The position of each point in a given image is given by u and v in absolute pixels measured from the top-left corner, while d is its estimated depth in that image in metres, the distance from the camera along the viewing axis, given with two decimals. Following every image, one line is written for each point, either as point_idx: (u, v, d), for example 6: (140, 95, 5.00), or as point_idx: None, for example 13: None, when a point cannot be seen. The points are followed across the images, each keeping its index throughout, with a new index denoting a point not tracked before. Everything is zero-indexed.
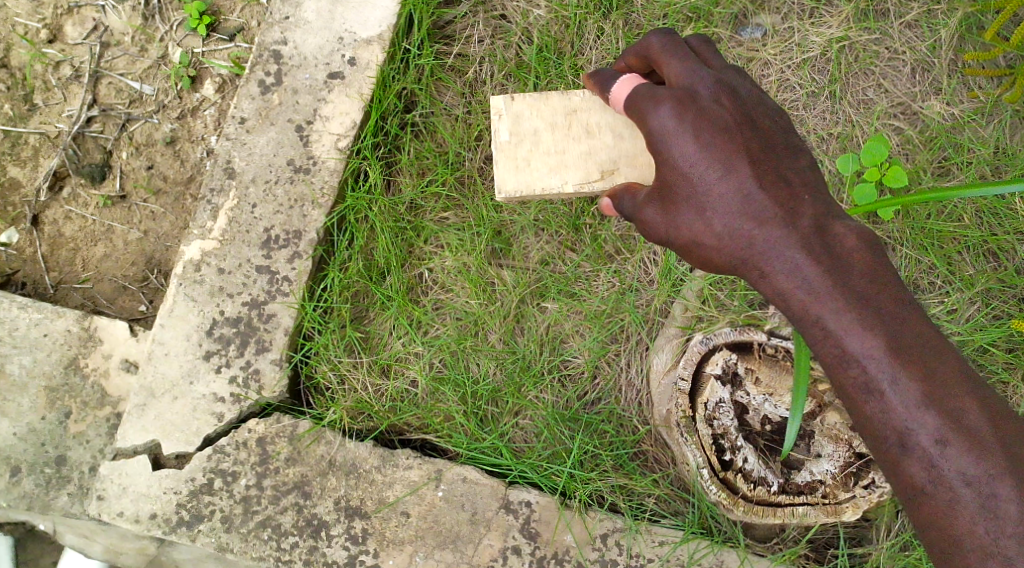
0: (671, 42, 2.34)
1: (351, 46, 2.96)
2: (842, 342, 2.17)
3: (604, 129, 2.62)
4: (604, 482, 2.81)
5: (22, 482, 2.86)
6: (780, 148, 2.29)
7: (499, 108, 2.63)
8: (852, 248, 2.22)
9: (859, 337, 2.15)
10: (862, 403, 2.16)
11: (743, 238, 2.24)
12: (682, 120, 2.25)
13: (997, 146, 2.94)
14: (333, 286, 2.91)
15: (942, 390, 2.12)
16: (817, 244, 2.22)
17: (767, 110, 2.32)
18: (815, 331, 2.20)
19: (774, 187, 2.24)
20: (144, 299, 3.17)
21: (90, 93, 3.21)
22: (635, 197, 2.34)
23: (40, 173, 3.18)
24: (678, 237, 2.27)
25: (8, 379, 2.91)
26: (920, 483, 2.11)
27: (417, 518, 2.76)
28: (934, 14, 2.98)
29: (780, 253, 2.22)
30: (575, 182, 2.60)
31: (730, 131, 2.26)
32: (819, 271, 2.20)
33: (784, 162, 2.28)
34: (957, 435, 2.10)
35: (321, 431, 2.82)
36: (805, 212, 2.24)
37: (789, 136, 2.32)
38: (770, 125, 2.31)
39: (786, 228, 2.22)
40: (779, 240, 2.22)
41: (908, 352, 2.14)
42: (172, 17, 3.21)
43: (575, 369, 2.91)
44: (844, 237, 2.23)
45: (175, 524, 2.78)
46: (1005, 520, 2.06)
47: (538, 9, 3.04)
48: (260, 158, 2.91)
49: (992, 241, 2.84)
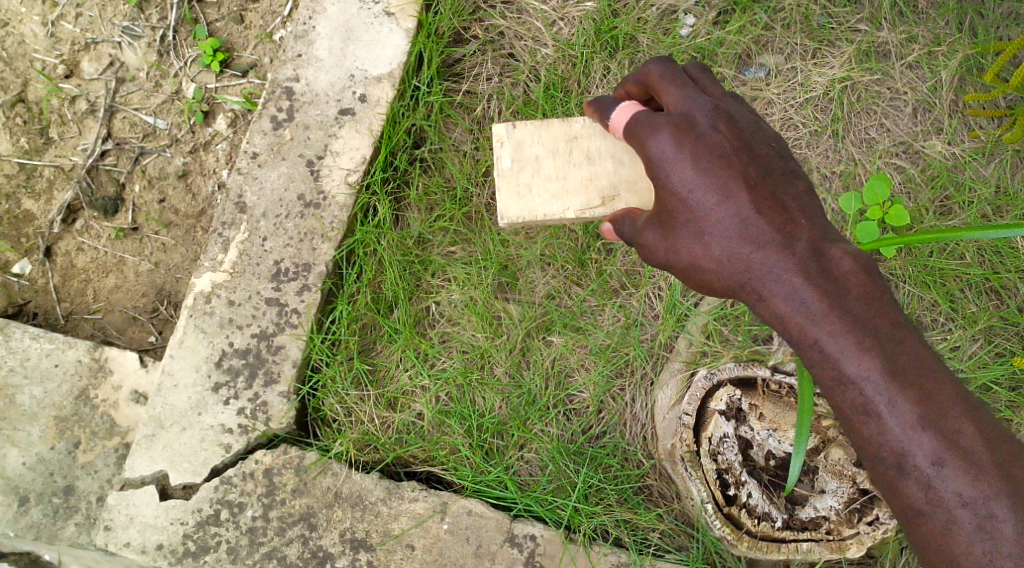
0: (669, 70, 2.36)
1: (362, 83, 3.01)
2: (840, 365, 2.19)
3: (604, 155, 2.65)
4: (608, 517, 2.83)
5: (29, 512, 2.88)
6: (777, 172, 2.31)
7: (501, 135, 2.68)
8: (849, 272, 2.24)
9: (856, 361, 2.18)
10: (860, 425, 2.18)
11: (741, 262, 2.26)
12: (681, 147, 2.28)
13: (998, 186, 2.97)
14: (341, 318, 2.95)
15: (939, 413, 2.14)
16: (815, 268, 2.24)
17: (765, 135, 2.35)
18: (812, 354, 2.22)
19: (772, 211, 2.26)
20: (154, 331, 3.21)
21: (105, 127, 3.26)
22: (635, 222, 2.38)
23: (54, 206, 3.23)
24: (677, 261, 2.30)
25: (18, 410, 2.94)
26: (918, 504, 2.14)
27: (423, 551, 2.77)
28: (935, 55, 3.02)
29: (778, 276, 2.24)
30: (577, 208, 2.63)
31: (728, 156, 2.28)
32: (816, 295, 2.22)
33: (782, 186, 2.30)
34: (955, 457, 2.12)
35: (327, 462, 2.84)
36: (803, 236, 2.26)
37: (786, 160, 2.34)
38: (767, 149, 2.33)
39: (783, 252, 2.24)
40: (776, 264, 2.24)
41: (905, 375, 2.16)
42: (186, 53, 3.27)
43: (580, 404, 2.94)
44: (841, 260, 2.25)
45: (182, 555, 2.80)
46: (1001, 541, 2.08)
47: (546, 48, 3.10)
48: (271, 193, 2.96)
49: (994, 279, 2.86)
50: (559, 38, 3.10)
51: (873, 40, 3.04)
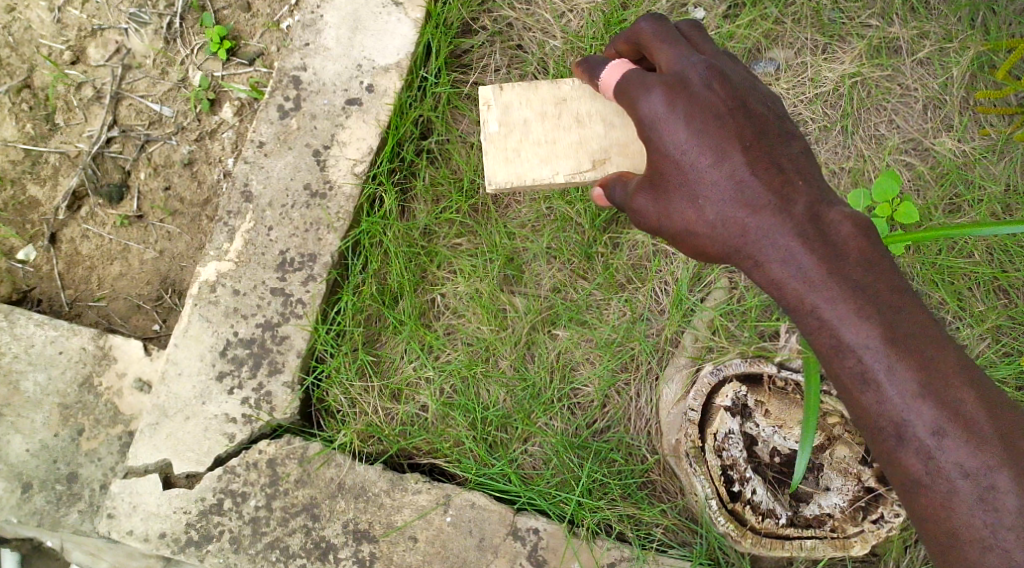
0: (661, 29, 2.35)
1: (370, 73, 3.00)
2: (837, 332, 2.18)
3: (594, 118, 2.66)
4: (612, 511, 2.81)
5: (32, 498, 2.88)
6: (774, 134, 2.30)
7: (487, 98, 2.66)
8: (846, 234, 2.23)
9: (853, 327, 2.17)
10: (858, 394, 2.18)
11: (737, 226, 2.25)
12: (673, 107, 2.26)
13: (1008, 185, 2.96)
14: (346, 309, 2.94)
15: (939, 380, 2.13)
16: (812, 232, 2.23)
17: (760, 95, 2.33)
18: (809, 320, 2.22)
19: (767, 174, 2.25)
20: (158, 318, 3.20)
21: (111, 114, 3.25)
22: (628, 186, 2.36)
23: (60, 192, 3.23)
24: (670, 225, 2.29)
25: (22, 396, 2.94)
26: (919, 475, 2.14)
27: (426, 543, 2.77)
28: (946, 52, 3.01)
29: (775, 240, 2.23)
30: (567, 172, 2.63)
31: (722, 117, 2.26)
32: (814, 259, 2.21)
33: (778, 149, 2.29)
34: (956, 427, 2.11)
35: (331, 453, 2.84)
36: (800, 199, 2.25)
37: (783, 122, 2.33)
38: (764, 111, 2.31)
39: (780, 216, 2.23)
40: (773, 228, 2.24)
41: (903, 341, 2.15)
42: (193, 41, 3.26)
43: (585, 398, 2.92)
44: (839, 223, 2.24)
45: (185, 544, 2.80)
46: (1004, 513, 2.08)
47: (554, 40, 3.09)
48: (278, 182, 2.96)
49: (1003, 277, 2.84)
50: (568, 30, 3.08)
51: (884, 36, 3.02)
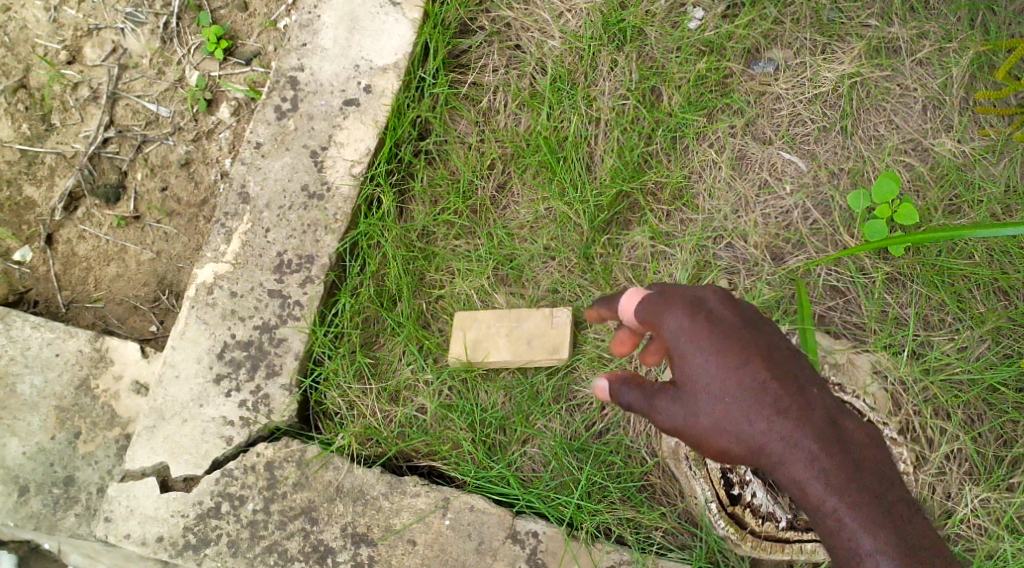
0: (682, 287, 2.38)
1: (367, 74, 3.02)
2: (853, 537, 2.20)
3: None
4: (611, 515, 2.78)
5: (29, 502, 2.87)
6: (792, 356, 2.33)
7: None
8: (862, 446, 2.28)
9: (870, 533, 2.19)
10: None
11: (761, 440, 2.26)
12: (697, 326, 2.30)
13: (1008, 185, 2.92)
14: (344, 311, 2.93)
15: None
16: (830, 440, 2.26)
17: (777, 331, 2.37)
18: (828, 523, 2.23)
19: (786, 383, 2.29)
20: (155, 320, 3.19)
21: (107, 114, 3.24)
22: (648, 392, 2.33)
23: (56, 193, 3.22)
24: (695, 429, 2.29)
25: (18, 399, 2.93)
26: None
27: (425, 547, 2.75)
28: (945, 52, 3.00)
29: (796, 452, 2.25)
30: None
31: (741, 337, 2.30)
32: (833, 463, 2.24)
33: (798, 370, 2.32)
34: None
35: (329, 456, 2.82)
36: (818, 411, 2.28)
37: (801, 356, 2.35)
38: (780, 338, 2.35)
39: (800, 424, 2.25)
40: (794, 432, 2.25)
41: (915, 550, 2.18)
42: (189, 40, 3.25)
43: (584, 400, 2.90)
44: (852, 432, 2.29)
45: (182, 548, 2.78)
46: None
47: (552, 39, 3.08)
48: (275, 183, 2.97)
49: (1003, 278, 2.78)
50: (566, 29, 3.07)
51: (883, 36, 3.01)
